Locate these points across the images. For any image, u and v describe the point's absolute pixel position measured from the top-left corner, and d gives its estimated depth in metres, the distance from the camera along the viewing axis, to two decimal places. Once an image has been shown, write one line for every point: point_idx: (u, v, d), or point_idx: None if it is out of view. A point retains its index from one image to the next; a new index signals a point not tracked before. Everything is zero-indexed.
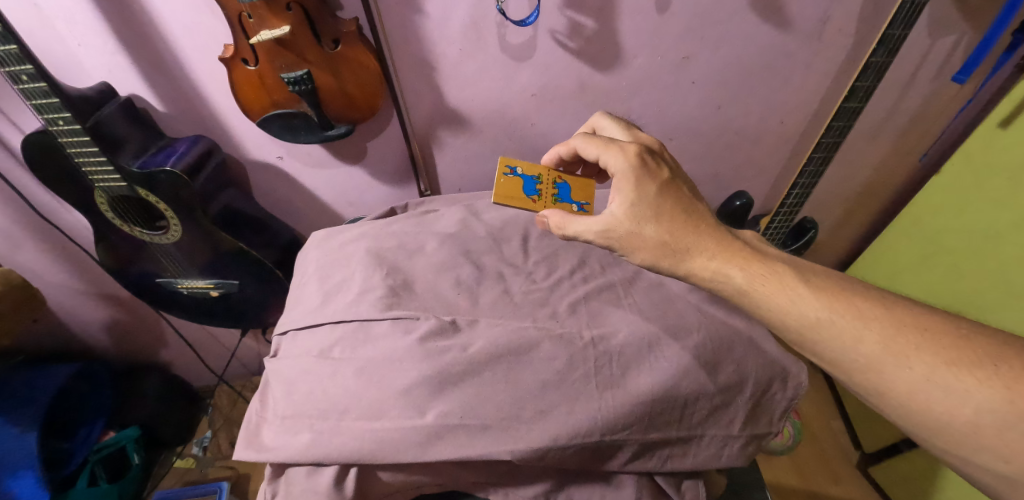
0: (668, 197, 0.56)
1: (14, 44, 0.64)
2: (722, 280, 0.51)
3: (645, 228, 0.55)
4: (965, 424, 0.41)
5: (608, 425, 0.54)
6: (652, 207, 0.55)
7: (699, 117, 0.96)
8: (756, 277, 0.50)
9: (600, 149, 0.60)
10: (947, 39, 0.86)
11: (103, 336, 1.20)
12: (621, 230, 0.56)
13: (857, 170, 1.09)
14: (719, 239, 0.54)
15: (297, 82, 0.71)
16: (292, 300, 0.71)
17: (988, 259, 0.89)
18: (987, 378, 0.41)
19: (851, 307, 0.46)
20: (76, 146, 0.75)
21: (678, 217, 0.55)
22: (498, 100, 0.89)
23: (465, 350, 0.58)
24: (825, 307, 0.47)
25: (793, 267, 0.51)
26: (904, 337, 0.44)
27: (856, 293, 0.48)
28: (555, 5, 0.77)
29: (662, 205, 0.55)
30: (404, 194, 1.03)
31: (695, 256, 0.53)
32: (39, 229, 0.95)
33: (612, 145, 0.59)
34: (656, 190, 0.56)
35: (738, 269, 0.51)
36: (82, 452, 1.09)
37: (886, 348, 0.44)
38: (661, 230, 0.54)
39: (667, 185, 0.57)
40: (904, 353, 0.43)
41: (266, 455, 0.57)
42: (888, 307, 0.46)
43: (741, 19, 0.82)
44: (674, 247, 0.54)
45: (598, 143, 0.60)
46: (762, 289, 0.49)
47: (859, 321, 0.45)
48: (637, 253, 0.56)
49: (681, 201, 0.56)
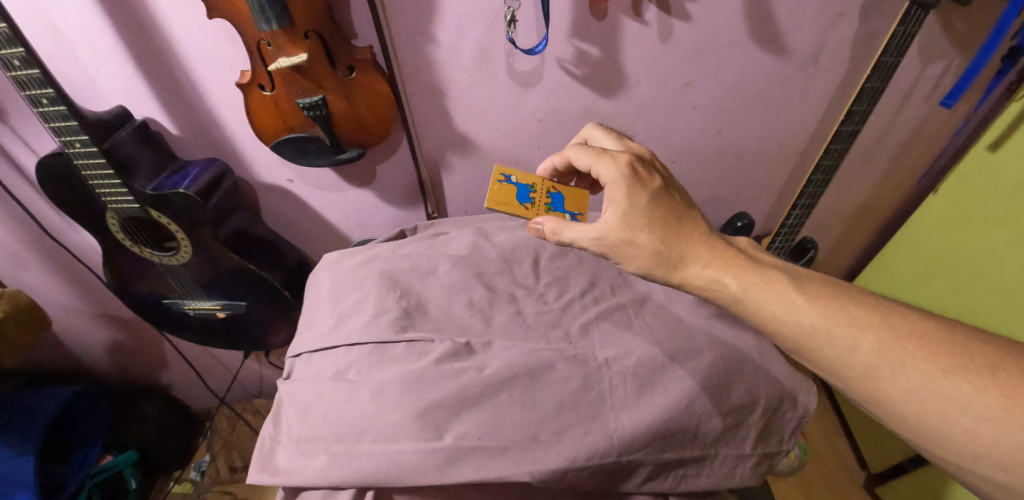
0: (662, 206, 0.57)
1: (36, 70, 0.64)
2: (717, 288, 0.53)
3: (639, 236, 0.56)
4: (964, 433, 0.42)
5: (625, 445, 0.55)
6: (645, 215, 0.56)
7: (700, 141, 0.99)
8: (751, 285, 0.51)
9: (592, 159, 0.62)
10: (937, 65, 0.89)
11: (104, 357, 1.19)
12: (616, 238, 0.57)
13: (854, 191, 1.12)
14: (711, 246, 0.55)
15: (313, 107, 0.73)
16: (305, 323, 0.72)
17: (983, 276, 0.91)
18: (983, 385, 0.42)
19: (845, 313, 0.48)
20: (91, 169, 0.75)
21: (672, 226, 0.56)
22: (506, 126, 0.91)
23: (481, 371, 0.59)
24: (820, 315, 0.48)
25: (787, 274, 0.52)
26: (900, 345, 0.45)
27: (852, 301, 0.49)
28: (562, 35, 0.80)
29: (656, 214, 0.57)
30: (412, 217, 1.04)
31: (689, 265, 0.54)
32: (46, 249, 0.95)
33: (604, 155, 0.61)
34: (649, 198, 0.57)
35: (733, 277, 0.52)
36: (79, 476, 1.05)
37: (882, 355, 0.45)
38: (655, 239, 0.56)
39: (659, 193, 0.58)
40: (901, 361, 0.44)
41: (281, 478, 0.56)
42: (883, 315, 0.47)
43: (741, 46, 0.85)
44: (669, 254, 0.55)
45: (590, 153, 0.62)
46: (757, 296, 0.51)
47: (855, 328, 0.47)
48: (632, 262, 0.56)
49: (673, 209, 0.57)
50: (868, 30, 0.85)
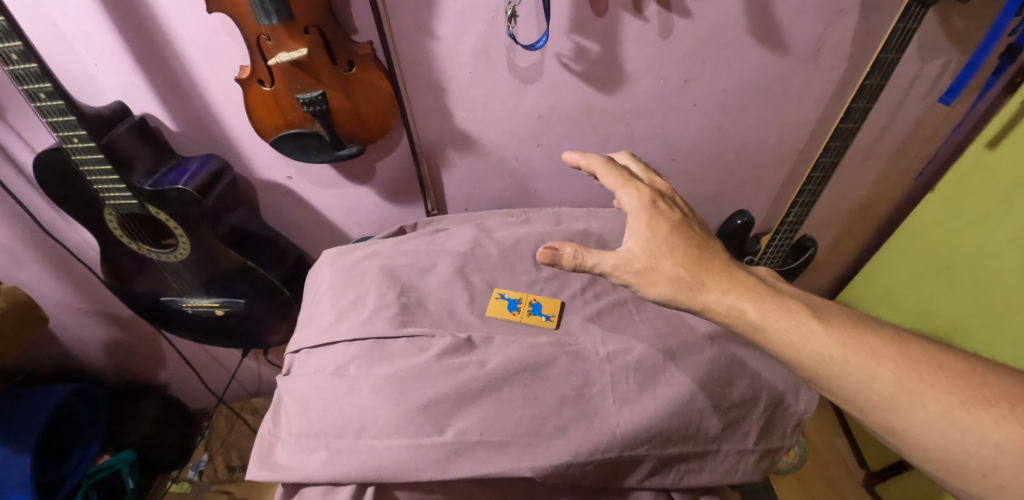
0: (683, 236, 0.56)
1: (34, 63, 0.64)
2: (738, 316, 0.51)
3: (662, 263, 0.55)
4: (984, 464, 0.42)
5: (629, 441, 0.55)
6: (667, 244, 0.56)
7: (700, 138, 0.99)
8: (770, 313, 0.51)
9: (617, 183, 0.60)
10: (935, 63, 0.89)
11: (101, 356, 1.18)
12: (638, 265, 0.55)
13: (853, 189, 1.12)
14: (734, 276, 0.54)
15: (313, 102, 0.73)
16: (304, 319, 0.71)
17: (983, 274, 0.91)
18: (1003, 417, 0.42)
19: (863, 343, 0.48)
20: (89, 164, 0.75)
21: (694, 254, 0.55)
22: (506, 122, 0.91)
23: (482, 367, 0.59)
24: (838, 345, 0.48)
25: (807, 305, 0.52)
26: (918, 375, 0.46)
27: (869, 331, 0.49)
28: (562, 30, 0.80)
29: (676, 242, 0.56)
30: (411, 213, 1.04)
31: (711, 291, 0.53)
32: (44, 247, 0.95)
33: (630, 182, 0.60)
34: (670, 228, 0.57)
35: (753, 305, 0.51)
36: (75, 477, 1.05)
37: (899, 385, 0.45)
38: (678, 266, 0.55)
39: (680, 224, 0.58)
40: (918, 391, 0.45)
41: (280, 474, 0.56)
42: (901, 345, 0.48)
43: (741, 42, 0.85)
44: (691, 283, 0.54)
45: (617, 177, 0.60)
46: (777, 324, 0.50)
47: (873, 358, 0.47)
48: (654, 288, 0.54)
49: (693, 240, 0.56)
50: (867, 27, 0.85)
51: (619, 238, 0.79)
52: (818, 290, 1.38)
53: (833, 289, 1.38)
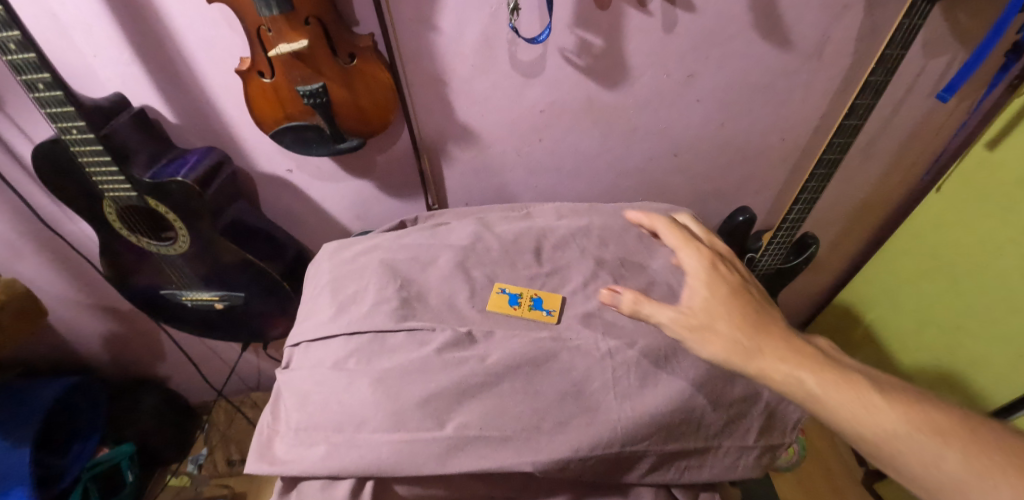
0: (740, 298, 0.56)
1: (32, 53, 0.63)
2: (794, 383, 0.50)
3: (716, 322, 0.55)
4: None
5: (629, 436, 0.54)
6: (723, 304, 0.56)
7: (703, 134, 0.98)
8: (829, 383, 0.49)
9: (679, 243, 0.63)
10: (940, 59, 0.89)
11: (101, 349, 1.18)
12: (694, 320, 0.56)
13: (856, 186, 1.11)
14: (792, 343, 0.52)
15: (313, 94, 0.72)
16: (304, 312, 0.71)
17: (988, 274, 0.91)
18: None
19: (931, 422, 0.45)
20: (88, 156, 0.74)
21: (750, 316, 0.55)
22: (508, 116, 0.90)
23: (483, 361, 0.58)
24: (902, 421, 0.45)
25: (869, 377, 0.49)
26: (991, 460, 0.42)
27: (937, 409, 0.46)
28: (565, 24, 0.79)
29: (732, 304, 0.56)
30: (412, 208, 1.03)
31: (767, 356, 0.51)
32: (42, 239, 0.94)
33: (691, 243, 0.63)
34: (729, 289, 0.57)
35: (811, 374, 0.50)
36: (75, 468, 1.06)
37: (970, 466, 0.43)
38: (733, 327, 0.54)
39: (739, 287, 0.58)
40: (992, 477, 0.42)
41: (279, 468, 0.55)
42: (972, 428, 0.45)
43: (745, 37, 0.84)
44: (745, 344, 0.53)
45: (679, 237, 0.64)
46: (834, 393, 0.48)
47: (939, 438, 0.44)
48: (707, 346, 0.54)
49: (752, 303, 0.56)
50: (873, 23, 0.84)
51: (621, 232, 0.78)
52: (819, 288, 1.38)
53: (835, 287, 1.38)
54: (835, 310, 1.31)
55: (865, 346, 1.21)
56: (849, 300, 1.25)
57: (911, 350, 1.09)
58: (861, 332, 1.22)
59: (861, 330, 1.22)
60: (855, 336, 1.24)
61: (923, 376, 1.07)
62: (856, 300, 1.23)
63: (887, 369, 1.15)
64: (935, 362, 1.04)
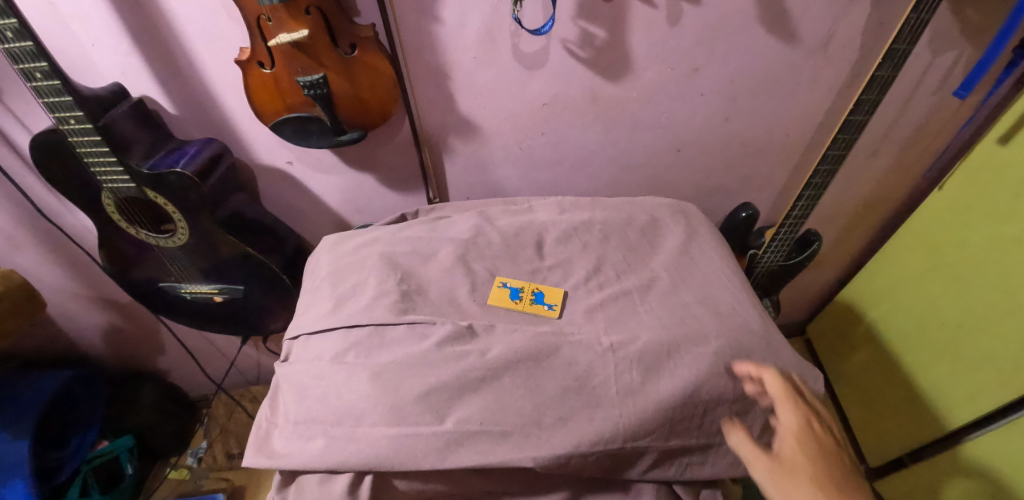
0: (829, 459, 0.49)
1: (29, 41, 0.62)
2: None
3: (798, 476, 0.48)
4: None
5: (631, 432, 0.54)
6: (809, 461, 0.49)
7: (707, 129, 0.97)
8: None
9: (781, 393, 0.55)
10: (947, 55, 0.87)
11: (100, 342, 1.18)
12: (774, 468, 0.50)
13: (860, 183, 1.10)
14: None
15: (313, 85, 0.71)
16: (303, 305, 0.70)
17: (991, 272, 0.90)
18: None
19: None
20: (86, 146, 0.74)
21: (837, 482, 0.48)
22: (510, 109, 0.89)
23: (483, 355, 0.58)
24: None
25: None
26: None
27: None
28: (568, 16, 0.78)
29: (819, 465, 0.49)
30: (412, 201, 1.03)
31: None
32: (40, 230, 0.94)
33: (792, 396, 0.55)
34: (823, 450, 0.50)
35: None
36: (74, 461, 1.05)
37: None
38: (815, 485, 0.47)
39: (834, 451, 0.50)
40: None
41: (277, 461, 0.55)
42: None
43: (750, 30, 0.83)
44: None
45: (784, 387, 0.55)
46: None
47: None
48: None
49: (844, 469, 0.49)
50: (881, 18, 0.83)
51: (624, 227, 0.77)
52: (822, 285, 1.37)
53: (838, 284, 1.37)
54: (838, 307, 1.31)
55: (867, 344, 1.20)
56: (853, 298, 1.24)
57: (913, 347, 1.08)
58: (864, 330, 1.21)
59: (864, 327, 1.21)
60: (857, 334, 1.24)
61: (924, 374, 1.06)
62: (859, 297, 1.22)
63: (889, 366, 1.14)
64: (935, 360, 1.03)
